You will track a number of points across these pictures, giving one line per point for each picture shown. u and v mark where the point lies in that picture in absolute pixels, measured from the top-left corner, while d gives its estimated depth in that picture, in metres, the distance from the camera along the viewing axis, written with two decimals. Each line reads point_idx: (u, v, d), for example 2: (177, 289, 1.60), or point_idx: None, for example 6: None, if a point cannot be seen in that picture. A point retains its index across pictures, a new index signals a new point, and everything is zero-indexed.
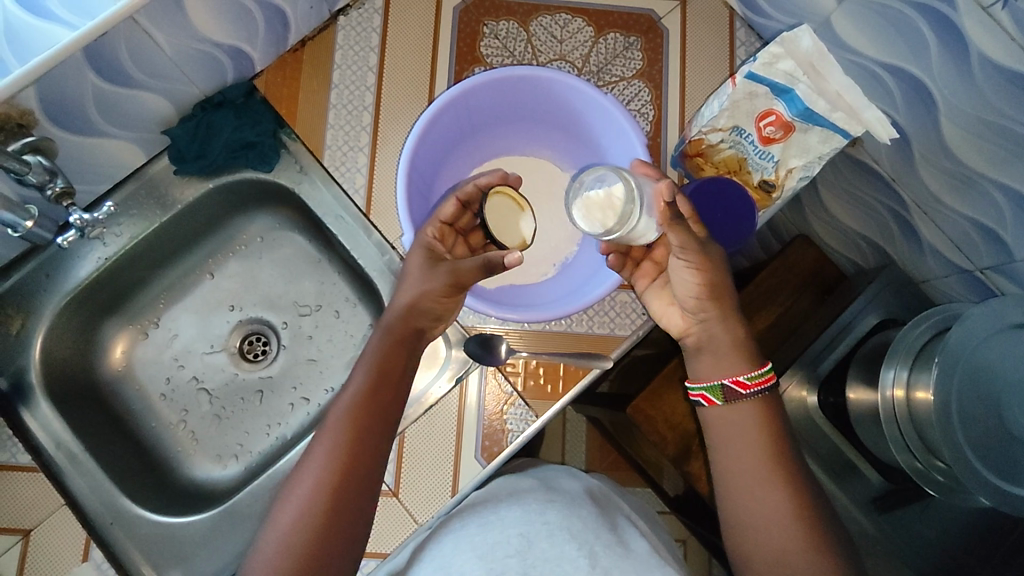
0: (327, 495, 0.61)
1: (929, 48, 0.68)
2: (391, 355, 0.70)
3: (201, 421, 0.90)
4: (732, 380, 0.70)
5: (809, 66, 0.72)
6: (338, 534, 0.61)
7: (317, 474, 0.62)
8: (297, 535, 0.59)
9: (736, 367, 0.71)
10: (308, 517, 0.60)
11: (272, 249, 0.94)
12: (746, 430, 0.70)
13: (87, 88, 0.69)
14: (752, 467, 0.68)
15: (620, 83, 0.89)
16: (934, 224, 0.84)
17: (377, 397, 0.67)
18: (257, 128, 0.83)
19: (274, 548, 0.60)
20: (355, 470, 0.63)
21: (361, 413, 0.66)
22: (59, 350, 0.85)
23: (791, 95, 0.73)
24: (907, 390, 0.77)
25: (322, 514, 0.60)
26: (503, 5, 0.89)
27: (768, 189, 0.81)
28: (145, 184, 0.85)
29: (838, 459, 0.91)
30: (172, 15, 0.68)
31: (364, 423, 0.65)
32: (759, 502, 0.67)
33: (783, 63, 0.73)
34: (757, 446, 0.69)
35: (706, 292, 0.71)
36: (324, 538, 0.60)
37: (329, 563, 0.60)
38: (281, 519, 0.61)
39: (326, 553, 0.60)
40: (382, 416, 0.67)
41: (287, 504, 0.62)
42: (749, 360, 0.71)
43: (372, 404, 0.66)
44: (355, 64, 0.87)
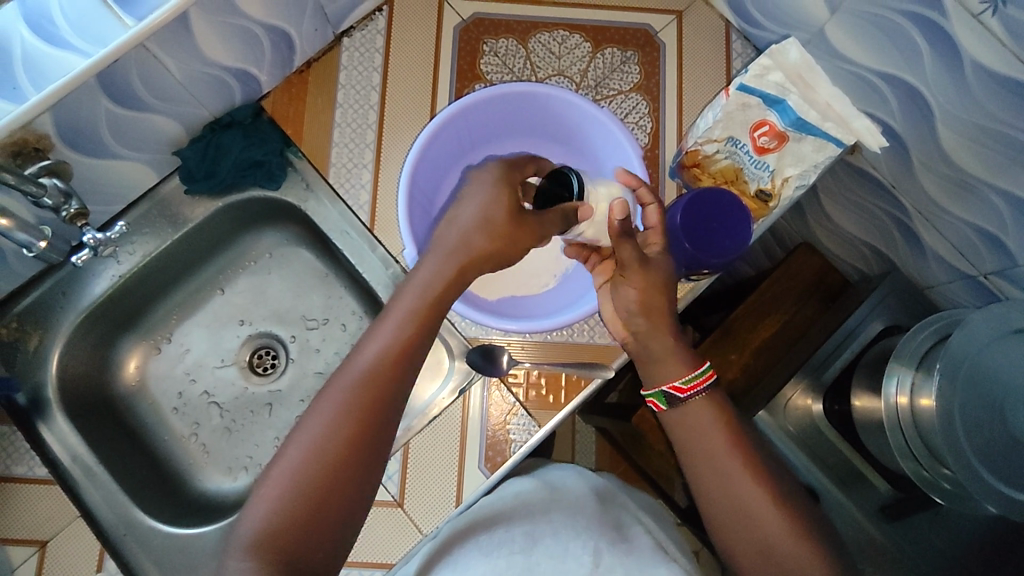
0: (350, 429, 0.60)
1: (921, 56, 0.69)
2: (421, 312, 0.66)
3: (212, 433, 0.92)
4: (670, 386, 0.72)
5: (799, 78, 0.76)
6: (335, 494, 0.59)
7: (342, 402, 0.61)
8: (295, 484, 0.58)
9: (673, 373, 0.72)
10: (320, 452, 0.59)
11: (281, 265, 0.96)
12: (700, 426, 0.71)
13: (101, 113, 0.71)
14: (724, 469, 0.68)
15: (618, 96, 0.90)
16: (936, 230, 0.85)
17: (399, 352, 0.64)
18: (264, 148, 0.86)
19: (290, 463, 0.59)
20: (377, 414, 0.62)
21: (399, 357, 0.64)
22: (76, 365, 0.87)
23: (784, 105, 0.76)
24: (911, 397, 0.77)
25: (324, 465, 0.59)
26: (502, 23, 0.91)
27: (765, 199, 0.80)
28: (158, 203, 0.88)
29: (845, 467, 0.91)
30: (182, 41, 0.71)
31: (382, 381, 0.63)
32: (739, 507, 0.67)
33: (773, 74, 0.76)
34: (725, 450, 0.69)
35: (641, 307, 0.72)
36: (339, 475, 0.59)
37: (338, 503, 0.59)
38: (301, 433, 0.61)
39: (319, 512, 0.58)
40: (400, 379, 0.64)
41: (292, 448, 0.60)
42: (688, 363, 0.73)
43: (409, 351, 0.65)
44: (358, 84, 0.89)
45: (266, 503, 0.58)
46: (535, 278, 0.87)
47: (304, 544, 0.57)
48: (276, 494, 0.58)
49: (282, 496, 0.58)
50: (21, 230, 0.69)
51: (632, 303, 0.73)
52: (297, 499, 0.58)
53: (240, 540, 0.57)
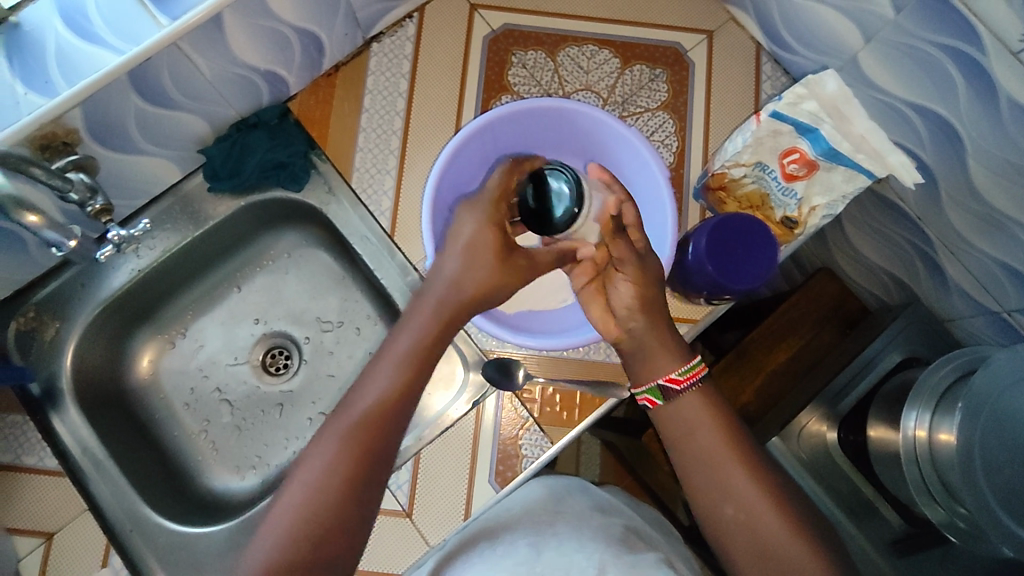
0: (350, 469, 0.61)
1: (956, 89, 0.69)
2: (420, 351, 0.67)
3: (222, 431, 0.92)
4: (666, 378, 0.71)
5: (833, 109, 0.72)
6: (337, 532, 0.60)
7: (342, 444, 0.62)
8: (297, 526, 0.59)
9: (667, 365, 0.72)
10: (321, 492, 0.60)
11: (299, 266, 0.96)
12: (692, 422, 0.71)
13: (130, 110, 0.72)
14: (724, 467, 0.69)
15: (645, 114, 0.90)
16: (960, 264, 0.84)
17: (397, 391, 0.65)
18: (289, 149, 0.86)
19: (292, 503, 0.60)
20: (376, 453, 0.63)
21: (398, 396, 0.65)
22: (90, 358, 0.87)
23: (816, 134, 0.73)
24: (929, 432, 0.76)
25: (325, 505, 0.60)
26: (532, 35, 0.91)
27: (791, 226, 0.77)
28: (180, 200, 0.88)
29: (856, 498, 0.90)
30: (213, 41, 0.71)
31: (381, 422, 0.64)
32: (740, 510, 0.67)
33: (808, 103, 0.72)
34: (724, 450, 0.69)
35: (638, 301, 0.73)
36: (339, 514, 0.60)
37: (339, 540, 0.60)
38: (303, 471, 0.62)
39: (322, 550, 0.60)
40: (399, 417, 0.65)
41: (295, 488, 0.61)
42: (679, 356, 0.72)
43: (407, 393, 0.65)
44: (386, 89, 0.89)
45: (273, 536, 0.60)
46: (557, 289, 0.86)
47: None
48: (282, 531, 0.59)
49: (286, 534, 0.59)
50: (50, 228, 0.65)
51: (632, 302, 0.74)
52: (301, 538, 0.59)
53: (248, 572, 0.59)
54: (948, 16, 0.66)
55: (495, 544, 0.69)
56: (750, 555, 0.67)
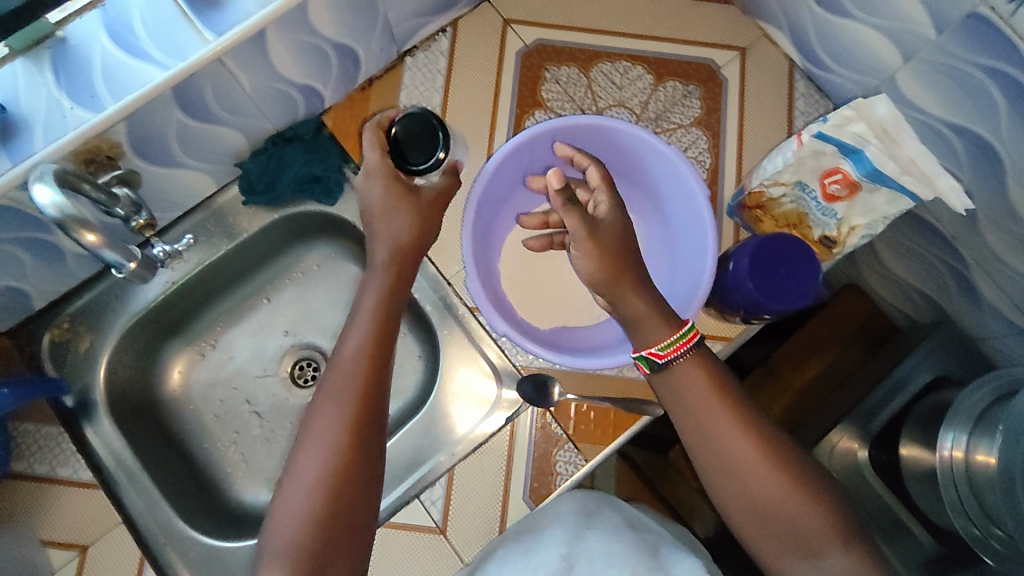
0: (351, 419, 0.63)
1: (997, 111, 0.69)
2: (389, 303, 0.69)
3: (251, 443, 0.92)
4: (647, 351, 0.65)
5: (883, 131, 0.65)
6: (356, 476, 0.61)
7: (339, 400, 0.63)
8: (320, 483, 0.60)
9: (651, 336, 0.65)
10: (335, 445, 0.61)
11: (329, 278, 0.96)
12: (687, 389, 0.64)
13: (173, 124, 0.72)
14: (724, 434, 0.62)
15: (678, 130, 0.90)
16: (993, 283, 0.83)
17: (377, 340, 0.67)
18: (324, 164, 0.86)
19: (308, 470, 0.61)
20: (371, 398, 0.64)
21: (377, 343, 0.67)
22: (122, 369, 0.87)
23: (860, 156, 0.68)
24: (966, 453, 0.76)
25: (341, 456, 0.61)
26: (565, 51, 0.92)
27: (829, 245, 0.77)
28: (214, 213, 0.88)
29: (885, 515, 0.91)
30: (256, 57, 0.72)
31: (371, 368, 0.65)
32: (743, 479, 0.61)
33: (856, 125, 0.66)
34: (723, 414, 0.62)
35: (603, 276, 0.65)
36: (353, 460, 0.62)
37: (361, 484, 0.62)
38: (311, 440, 0.62)
39: (347, 499, 0.61)
40: (383, 361, 0.66)
41: (304, 456, 0.62)
42: (672, 323, 0.65)
43: (385, 338, 0.67)
44: (419, 104, 0.89)
45: (295, 514, 0.59)
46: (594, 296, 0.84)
47: (344, 526, 0.60)
48: (304, 499, 0.60)
49: (310, 497, 0.60)
50: (109, 247, 0.62)
51: (597, 270, 0.66)
52: (324, 495, 0.60)
53: (280, 546, 0.58)
54: (993, 39, 0.66)
55: (529, 559, 0.68)
56: (759, 531, 0.61)
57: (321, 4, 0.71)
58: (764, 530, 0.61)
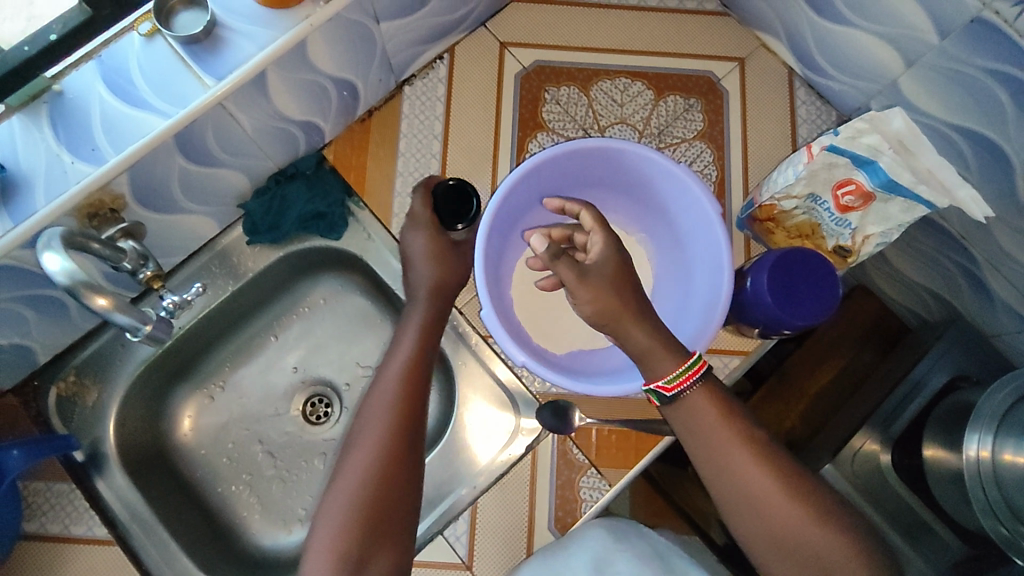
0: (397, 420, 0.68)
1: (1004, 113, 0.68)
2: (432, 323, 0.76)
3: (265, 485, 0.90)
4: (656, 384, 0.64)
5: (899, 142, 0.65)
6: (401, 472, 0.66)
7: (386, 402, 0.69)
8: (367, 477, 0.64)
9: (657, 370, 0.64)
10: (382, 442, 0.66)
11: (336, 312, 0.95)
12: (701, 422, 0.64)
13: (175, 170, 0.70)
14: (740, 465, 0.62)
15: (682, 144, 0.90)
16: (1004, 279, 0.83)
17: (419, 353, 0.73)
18: (328, 199, 0.85)
19: (357, 464, 0.65)
20: (415, 404, 0.70)
21: (419, 355, 0.73)
22: (132, 419, 0.85)
23: (873, 167, 0.67)
24: (993, 453, 0.75)
25: (387, 452, 0.66)
26: (564, 71, 0.91)
27: (843, 254, 0.76)
28: (218, 254, 0.86)
29: (911, 519, 0.88)
30: (256, 98, 0.71)
31: (414, 377, 0.71)
32: (764, 510, 0.61)
33: (868, 136, 0.66)
34: (737, 444, 0.62)
35: (604, 313, 0.64)
36: (399, 457, 0.66)
37: (405, 481, 0.66)
38: (360, 439, 0.67)
39: (392, 493, 0.65)
40: (426, 372, 0.73)
41: (354, 452, 0.67)
42: (677, 355, 0.64)
43: (426, 352, 0.73)
44: (420, 132, 0.89)
45: (344, 504, 0.63)
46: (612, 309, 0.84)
47: (389, 518, 0.64)
48: (353, 491, 0.64)
49: (358, 489, 0.64)
50: (121, 311, 0.60)
51: (598, 311, 0.65)
52: (372, 487, 0.64)
53: (327, 536, 0.62)
54: (997, 44, 0.65)
55: None
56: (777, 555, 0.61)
57: (318, 40, 0.71)
58: (788, 559, 0.61)
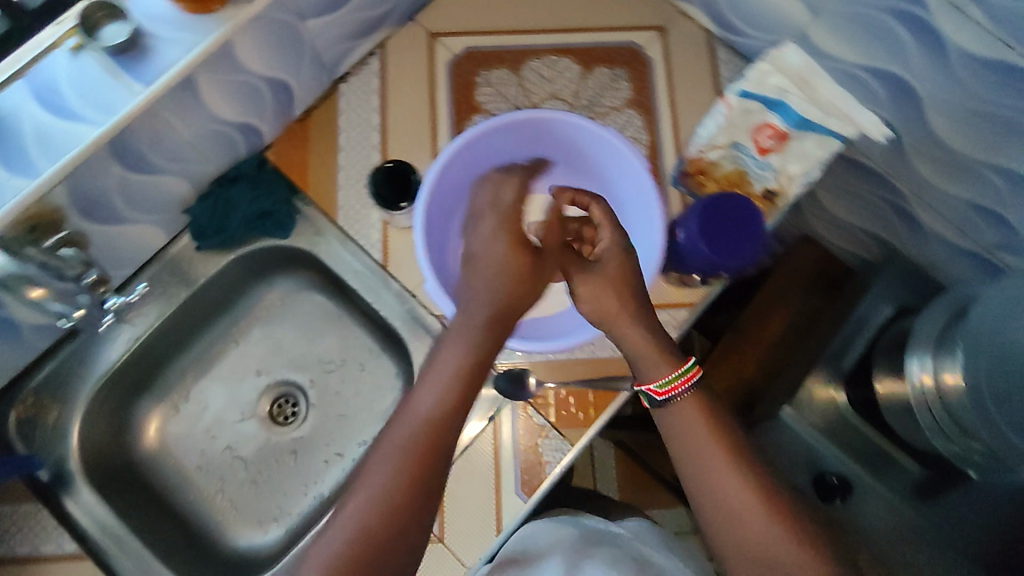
0: (434, 424, 0.62)
1: (905, 49, 0.74)
2: (492, 322, 0.68)
3: (238, 488, 0.92)
4: (647, 386, 0.67)
5: (799, 79, 0.76)
6: (427, 486, 0.60)
7: (428, 402, 0.63)
8: (393, 480, 0.59)
9: (656, 370, 0.66)
10: (411, 450, 0.60)
11: (293, 313, 0.97)
12: (690, 432, 0.63)
13: (114, 178, 0.72)
14: (720, 476, 0.61)
15: (612, 113, 0.93)
16: (932, 209, 0.88)
17: (474, 357, 0.66)
18: (272, 198, 0.86)
19: (381, 463, 0.60)
20: (458, 411, 0.64)
21: (475, 357, 0.66)
22: (96, 433, 0.86)
23: (784, 107, 0.76)
24: (934, 378, 0.79)
25: (414, 464, 0.60)
26: (493, 55, 0.94)
27: (771, 198, 0.78)
28: (168, 264, 0.87)
29: (872, 452, 0.94)
30: (190, 101, 0.72)
31: (466, 383, 0.65)
32: (742, 526, 0.59)
33: (772, 78, 0.76)
34: (721, 455, 0.62)
35: (613, 310, 0.69)
36: (424, 468, 0.60)
37: (428, 493, 0.60)
38: (392, 436, 0.62)
39: (413, 508, 0.59)
40: (477, 379, 0.66)
41: (383, 448, 0.61)
42: (672, 359, 0.67)
43: (485, 356, 0.66)
44: (359, 126, 0.90)
45: (364, 505, 0.58)
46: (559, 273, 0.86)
47: (402, 533, 0.58)
48: (374, 492, 0.58)
49: (383, 493, 0.58)
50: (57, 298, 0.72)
51: (602, 308, 0.70)
52: (396, 492, 0.59)
53: (340, 532, 0.57)
54: None
55: None
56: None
57: (245, 40, 0.73)
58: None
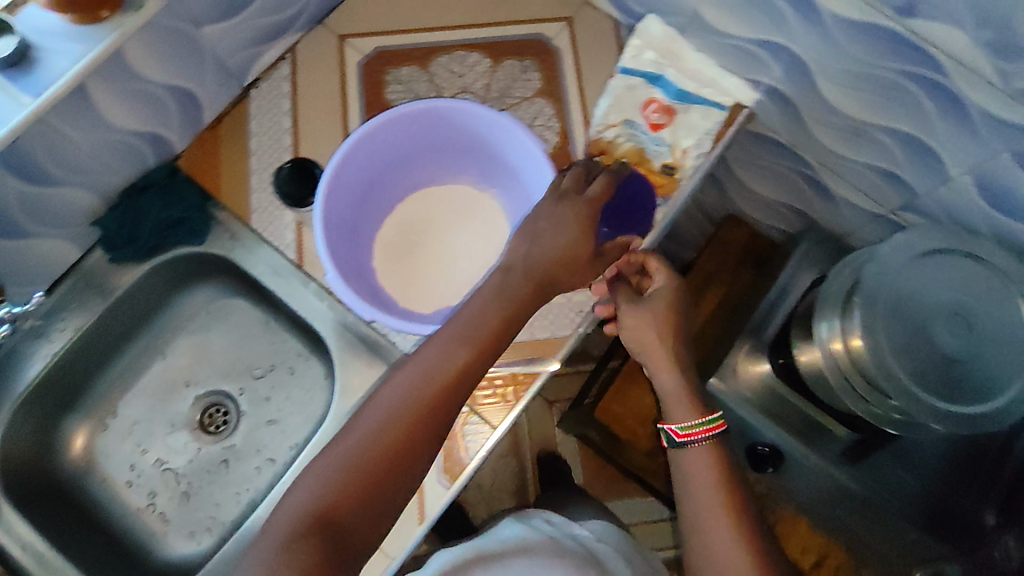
0: (452, 370, 0.64)
1: (786, 20, 0.75)
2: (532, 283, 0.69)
3: (170, 501, 0.92)
4: (670, 427, 0.79)
5: (667, 52, 0.88)
6: (431, 428, 0.63)
7: (450, 345, 0.65)
8: (404, 408, 0.62)
9: (684, 413, 0.79)
10: (423, 388, 0.63)
11: (219, 320, 0.97)
12: (698, 475, 0.76)
13: (11, 192, 0.72)
14: (708, 508, 0.74)
15: (522, 103, 0.94)
16: (841, 178, 0.92)
17: (502, 312, 0.68)
18: (183, 205, 0.86)
19: (394, 389, 0.64)
20: (478, 365, 0.65)
21: (504, 314, 0.68)
22: (18, 449, 0.86)
23: (663, 80, 0.87)
24: (843, 341, 0.79)
25: (423, 405, 0.63)
26: (402, 53, 0.94)
27: (670, 172, 0.86)
28: (84, 277, 0.87)
29: (803, 421, 0.95)
30: (84, 111, 0.73)
31: (491, 336, 0.67)
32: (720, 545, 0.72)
33: (646, 54, 0.88)
34: (717, 492, 0.74)
35: (655, 345, 0.80)
36: (435, 410, 0.63)
37: (432, 434, 0.63)
38: (411, 369, 0.65)
39: (414, 444, 0.62)
40: (504, 335, 0.68)
41: (401, 379, 0.65)
42: (699, 409, 0.79)
43: (514, 314, 0.68)
44: (270, 130, 0.91)
45: (372, 421, 0.62)
46: (469, 263, 0.85)
47: (400, 463, 0.61)
48: (384, 413, 0.62)
49: (390, 416, 0.62)
50: None
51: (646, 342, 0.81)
52: (404, 419, 0.62)
53: (349, 437, 0.62)
54: None
55: None
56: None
57: (137, 48, 0.73)
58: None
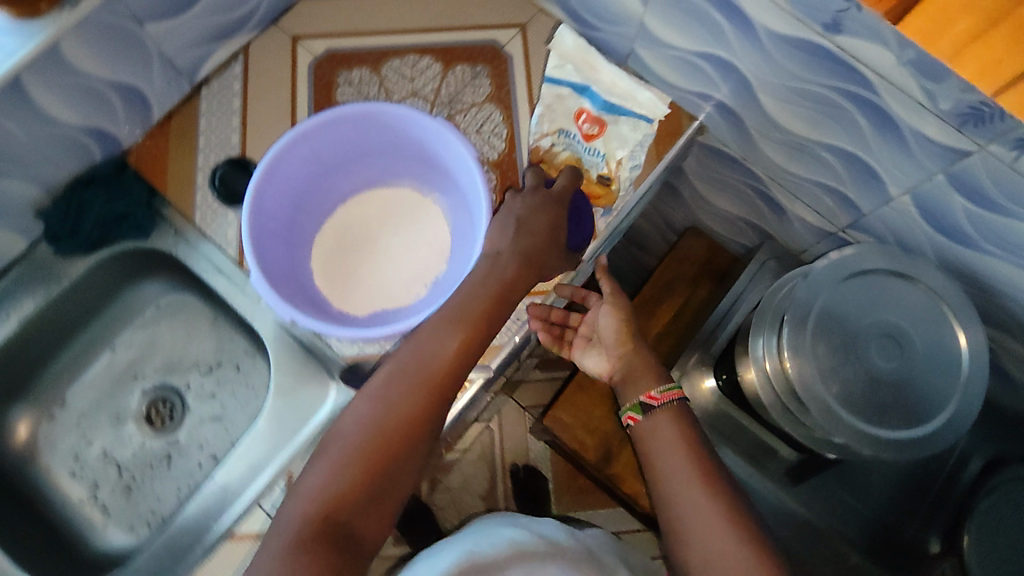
0: (445, 351, 0.67)
1: (725, 34, 0.73)
2: (519, 265, 0.71)
3: (111, 493, 0.93)
4: (645, 395, 0.77)
5: (582, 62, 0.89)
6: (430, 410, 0.65)
7: (440, 328, 0.68)
8: (401, 391, 0.65)
9: (648, 384, 0.78)
10: (418, 370, 0.66)
11: (170, 315, 0.99)
12: (664, 435, 0.74)
13: None
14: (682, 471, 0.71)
15: (471, 108, 0.93)
16: (790, 194, 0.91)
17: (491, 295, 0.69)
18: (127, 200, 0.87)
19: (390, 370, 0.67)
20: (470, 347, 0.68)
21: (490, 298, 0.69)
22: None
23: (590, 92, 0.87)
24: (777, 360, 0.79)
25: (419, 386, 0.65)
26: (354, 56, 0.95)
27: (607, 183, 0.86)
28: (33, 265, 0.88)
29: (747, 439, 0.94)
30: (19, 106, 0.74)
31: (481, 316, 0.69)
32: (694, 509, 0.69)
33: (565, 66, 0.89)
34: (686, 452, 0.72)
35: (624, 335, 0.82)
36: (431, 392, 0.65)
37: (432, 414, 0.65)
38: (407, 351, 0.68)
39: (416, 425, 0.64)
40: (494, 314, 0.69)
41: (396, 363, 0.67)
42: (664, 378, 0.79)
43: (501, 297, 0.70)
44: (218, 128, 0.91)
45: (373, 405, 0.65)
46: (405, 268, 0.86)
47: (403, 445, 0.64)
48: (385, 397, 0.65)
49: (390, 400, 0.65)
50: None
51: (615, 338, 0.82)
52: (405, 402, 0.65)
53: (352, 423, 0.65)
54: None
55: None
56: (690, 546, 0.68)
57: (74, 45, 0.74)
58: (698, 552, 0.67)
